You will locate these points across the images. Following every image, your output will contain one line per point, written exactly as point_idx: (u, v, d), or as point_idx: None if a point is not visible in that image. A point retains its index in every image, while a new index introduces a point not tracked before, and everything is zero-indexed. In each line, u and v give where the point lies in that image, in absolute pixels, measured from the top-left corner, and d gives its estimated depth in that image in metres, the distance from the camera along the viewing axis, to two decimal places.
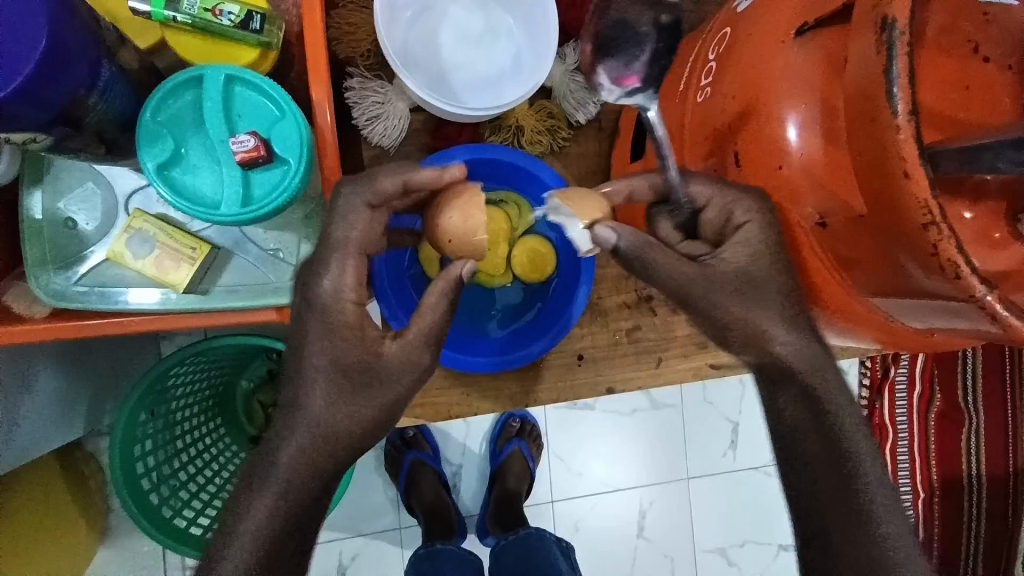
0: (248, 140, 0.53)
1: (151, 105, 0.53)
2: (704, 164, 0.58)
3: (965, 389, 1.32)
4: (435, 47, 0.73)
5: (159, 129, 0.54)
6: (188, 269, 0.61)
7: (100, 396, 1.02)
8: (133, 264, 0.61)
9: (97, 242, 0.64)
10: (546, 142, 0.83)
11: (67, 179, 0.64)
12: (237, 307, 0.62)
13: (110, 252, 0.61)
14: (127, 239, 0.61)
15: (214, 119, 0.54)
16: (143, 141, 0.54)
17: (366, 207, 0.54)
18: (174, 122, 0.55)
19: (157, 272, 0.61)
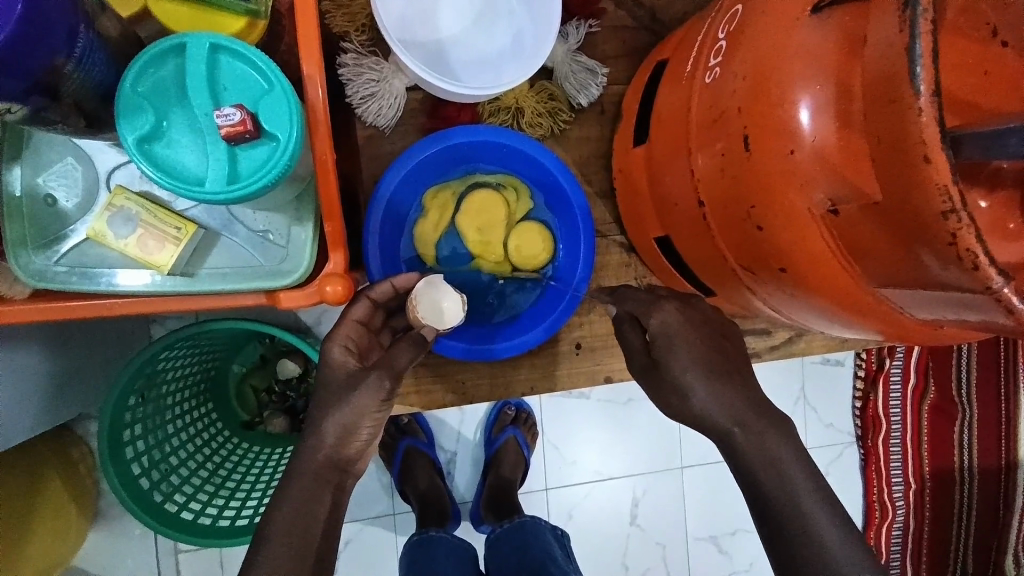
0: (234, 113, 0.50)
1: (132, 75, 0.51)
2: (712, 148, 0.56)
3: (960, 382, 1.32)
4: (433, 23, 0.71)
5: (140, 100, 0.51)
6: (172, 250, 0.59)
7: (89, 379, 0.99)
8: (116, 244, 0.58)
9: (77, 220, 0.61)
10: (546, 125, 0.80)
11: (47, 153, 0.60)
12: (225, 290, 0.60)
13: (91, 230, 0.58)
14: (109, 217, 0.58)
15: (198, 90, 0.51)
16: (122, 112, 0.51)
17: (366, 299, 0.66)
18: (155, 94, 0.52)
19: (141, 252, 0.58)
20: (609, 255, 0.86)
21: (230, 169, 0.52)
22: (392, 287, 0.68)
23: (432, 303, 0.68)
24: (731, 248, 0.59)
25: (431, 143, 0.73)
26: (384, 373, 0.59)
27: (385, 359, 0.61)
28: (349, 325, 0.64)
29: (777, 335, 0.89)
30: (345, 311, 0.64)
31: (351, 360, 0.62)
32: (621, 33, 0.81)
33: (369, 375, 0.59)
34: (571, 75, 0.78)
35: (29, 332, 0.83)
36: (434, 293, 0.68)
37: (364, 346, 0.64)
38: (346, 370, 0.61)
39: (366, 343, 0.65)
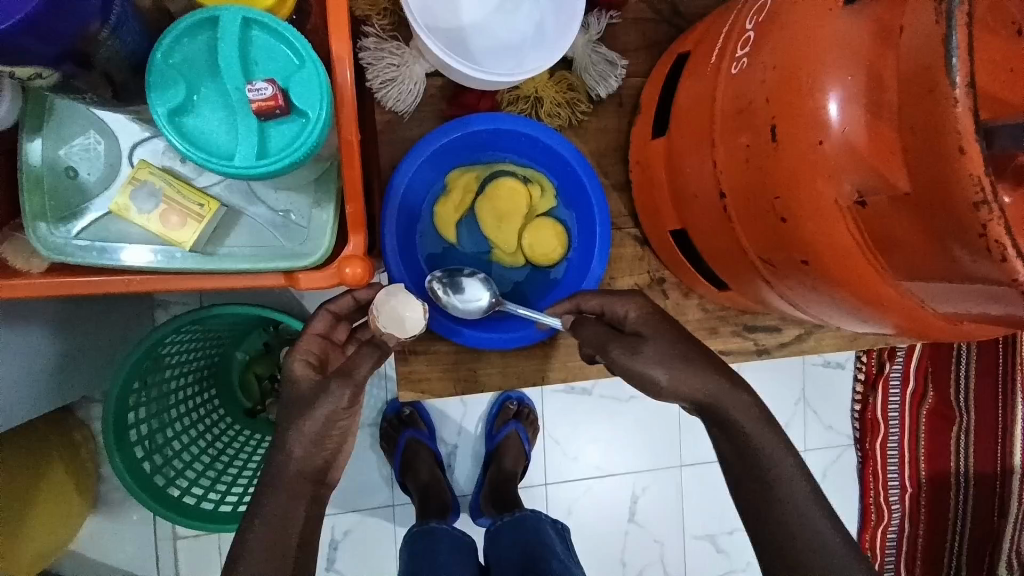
0: (266, 88, 0.50)
1: (164, 46, 0.50)
2: (737, 138, 0.56)
3: (958, 387, 1.33)
4: (457, 9, 0.71)
5: (172, 72, 0.51)
6: (194, 227, 0.58)
7: (93, 363, 0.99)
8: (138, 219, 0.58)
9: (98, 195, 0.60)
10: (565, 116, 0.80)
11: (70, 126, 0.60)
12: (243, 270, 0.59)
13: (113, 205, 0.59)
14: (132, 192, 0.59)
15: (229, 65, 0.51)
16: (154, 83, 0.51)
17: (328, 311, 0.67)
18: (187, 66, 0.52)
19: (163, 228, 0.58)
20: (624, 248, 0.86)
21: (260, 144, 0.52)
22: (353, 300, 0.68)
23: (393, 314, 0.63)
24: (751, 240, 0.59)
25: (449, 130, 0.72)
26: (345, 382, 0.58)
27: (345, 367, 0.59)
28: (310, 339, 0.64)
29: (786, 333, 0.89)
30: (306, 325, 0.65)
31: (313, 372, 0.62)
32: (641, 25, 0.81)
33: (329, 386, 0.58)
34: (592, 67, 0.77)
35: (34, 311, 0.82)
36: (395, 303, 0.63)
37: (327, 358, 0.65)
38: (307, 380, 0.61)
39: (331, 354, 0.66)
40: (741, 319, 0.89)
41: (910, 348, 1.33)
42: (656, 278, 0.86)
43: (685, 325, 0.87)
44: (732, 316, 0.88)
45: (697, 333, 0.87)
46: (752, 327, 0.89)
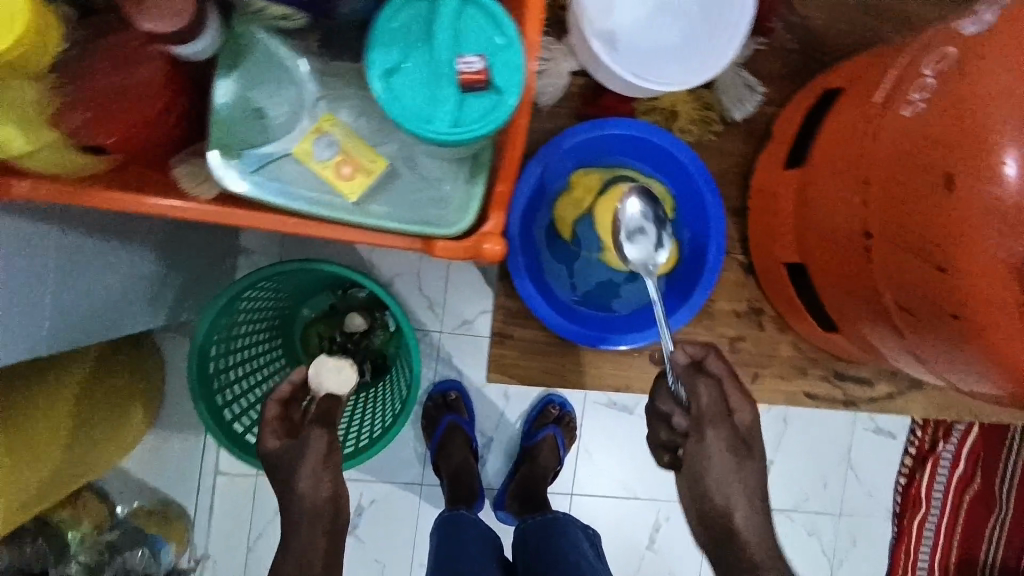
0: (475, 62, 0.46)
1: (388, 8, 0.47)
2: (892, 182, 0.56)
3: (1004, 477, 1.31)
4: (616, 18, 0.73)
5: (389, 33, 0.47)
6: (363, 181, 0.58)
7: (191, 293, 1.03)
8: (316, 166, 0.58)
9: (277, 136, 0.58)
10: (696, 133, 0.81)
11: (259, 67, 0.58)
12: (400, 228, 0.58)
13: (295, 149, 0.58)
14: (314, 140, 0.58)
15: (443, 34, 0.47)
16: (372, 41, 0.47)
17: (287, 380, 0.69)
18: (402, 30, 0.48)
19: (335, 177, 0.58)
20: (729, 271, 0.85)
21: (453, 115, 0.47)
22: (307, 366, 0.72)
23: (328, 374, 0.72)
24: (888, 285, 0.59)
25: (585, 129, 0.75)
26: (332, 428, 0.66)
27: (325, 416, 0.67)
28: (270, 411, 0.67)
29: (878, 388, 0.88)
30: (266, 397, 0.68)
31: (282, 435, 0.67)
32: (784, 56, 0.82)
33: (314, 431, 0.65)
34: (731, 89, 0.78)
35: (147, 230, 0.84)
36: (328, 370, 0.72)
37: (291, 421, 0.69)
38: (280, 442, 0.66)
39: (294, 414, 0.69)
40: (833, 364, 0.87)
41: (965, 430, 1.29)
42: (755, 307, 0.85)
43: (775, 360, 0.87)
44: (823, 361, 0.87)
45: (785, 370, 0.87)
46: (842, 376, 0.88)
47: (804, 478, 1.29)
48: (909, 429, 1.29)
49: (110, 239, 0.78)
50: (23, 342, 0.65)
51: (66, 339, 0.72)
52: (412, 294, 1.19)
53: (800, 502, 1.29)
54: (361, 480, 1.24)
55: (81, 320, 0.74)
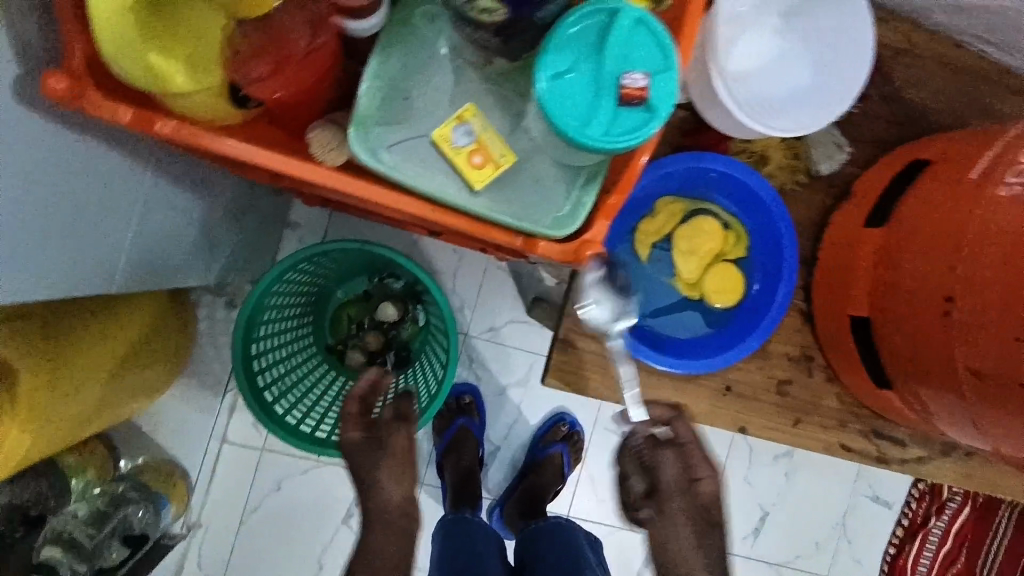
0: (639, 78, 0.49)
1: (569, 15, 0.49)
2: (988, 255, 0.60)
3: (987, 563, 1.31)
4: (731, 58, 0.77)
5: (564, 38, 0.49)
6: (491, 173, 0.60)
7: (241, 254, 1.03)
8: (452, 152, 0.60)
9: (416, 117, 0.61)
10: (781, 179, 0.85)
11: (417, 53, 0.61)
12: (509, 223, 0.58)
13: (436, 133, 0.60)
14: (454, 126, 0.60)
15: (613, 48, 0.49)
16: (547, 44, 0.49)
17: None
18: (576, 38, 0.50)
19: (466, 165, 0.60)
20: (787, 315, 0.88)
21: (608, 124, 0.50)
22: None
23: None
24: (964, 348, 0.62)
25: (684, 159, 0.79)
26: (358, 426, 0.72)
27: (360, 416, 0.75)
28: None
29: (911, 451, 0.90)
30: None
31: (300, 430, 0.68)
32: (875, 123, 0.84)
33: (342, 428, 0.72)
34: (823, 145, 0.82)
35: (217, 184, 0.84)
36: None
37: None
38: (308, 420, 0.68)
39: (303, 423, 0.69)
40: (873, 421, 0.90)
41: (958, 507, 1.30)
42: (807, 354, 0.88)
43: (819, 409, 0.89)
44: (865, 417, 0.89)
45: (827, 420, 0.89)
46: (881, 434, 0.90)
47: (795, 534, 1.30)
48: (905, 501, 1.30)
49: (183, 189, 0.77)
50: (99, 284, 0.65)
51: (134, 282, 0.72)
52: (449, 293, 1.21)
53: (792, 559, 1.30)
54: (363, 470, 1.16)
55: (148, 262, 0.73)
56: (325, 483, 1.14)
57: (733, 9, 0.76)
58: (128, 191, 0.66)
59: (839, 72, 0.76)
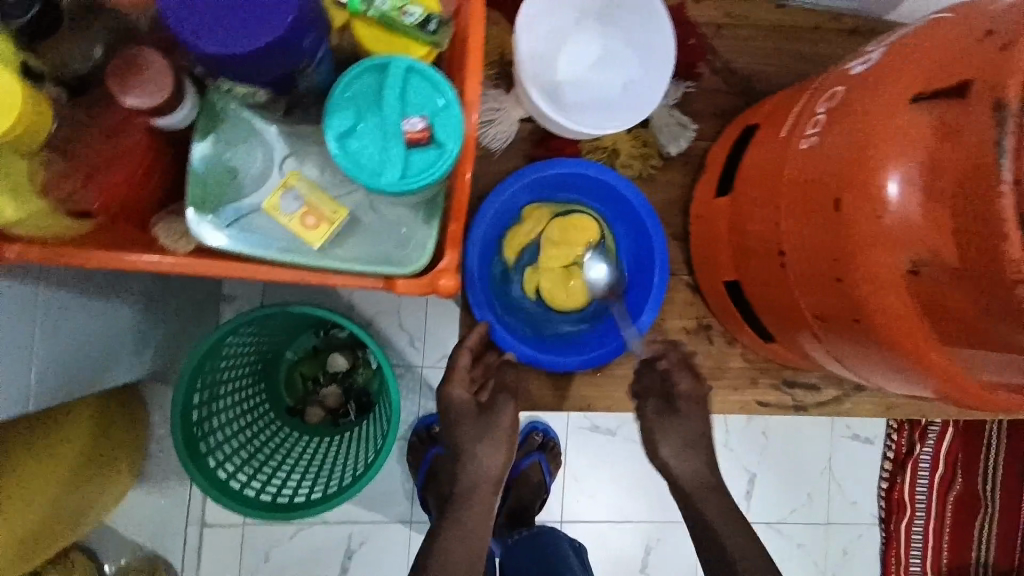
0: (417, 121, 0.54)
1: (343, 80, 0.54)
2: (801, 208, 0.62)
3: (986, 477, 1.32)
4: (556, 67, 0.82)
5: (344, 102, 0.54)
6: (326, 230, 0.63)
7: (169, 341, 1.05)
8: (284, 219, 0.63)
9: (250, 193, 0.64)
10: (637, 168, 0.89)
11: (233, 133, 0.64)
12: (361, 269, 0.64)
13: (265, 204, 0.63)
14: (281, 194, 0.64)
15: (392, 100, 0.54)
16: (329, 110, 0.54)
17: None
18: (356, 99, 0.55)
19: (301, 228, 0.63)
20: (677, 291, 0.93)
21: (403, 168, 0.54)
22: None
23: None
24: (807, 296, 0.65)
25: (537, 170, 0.82)
26: None
27: None
28: None
29: (826, 392, 0.94)
30: None
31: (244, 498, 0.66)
32: (715, 96, 0.89)
33: None
34: (666, 128, 0.87)
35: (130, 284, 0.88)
36: None
37: None
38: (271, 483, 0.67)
39: None
40: (782, 373, 0.94)
41: (941, 430, 1.30)
42: (704, 323, 0.93)
43: (728, 372, 0.93)
44: (773, 370, 0.93)
45: (738, 380, 0.93)
46: (792, 383, 0.94)
47: (786, 490, 1.28)
48: (886, 434, 1.31)
49: (92, 296, 0.81)
50: (14, 403, 0.67)
51: (54, 395, 0.73)
52: (393, 332, 1.19)
53: (788, 515, 1.28)
54: (350, 519, 1.19)
55: (66, 372, 0.75)
56: (321, 537, 1.19)
57: (545, 21, 0.80)
58: (19, 308, 0.67)
59: (657, 51, 0.79)
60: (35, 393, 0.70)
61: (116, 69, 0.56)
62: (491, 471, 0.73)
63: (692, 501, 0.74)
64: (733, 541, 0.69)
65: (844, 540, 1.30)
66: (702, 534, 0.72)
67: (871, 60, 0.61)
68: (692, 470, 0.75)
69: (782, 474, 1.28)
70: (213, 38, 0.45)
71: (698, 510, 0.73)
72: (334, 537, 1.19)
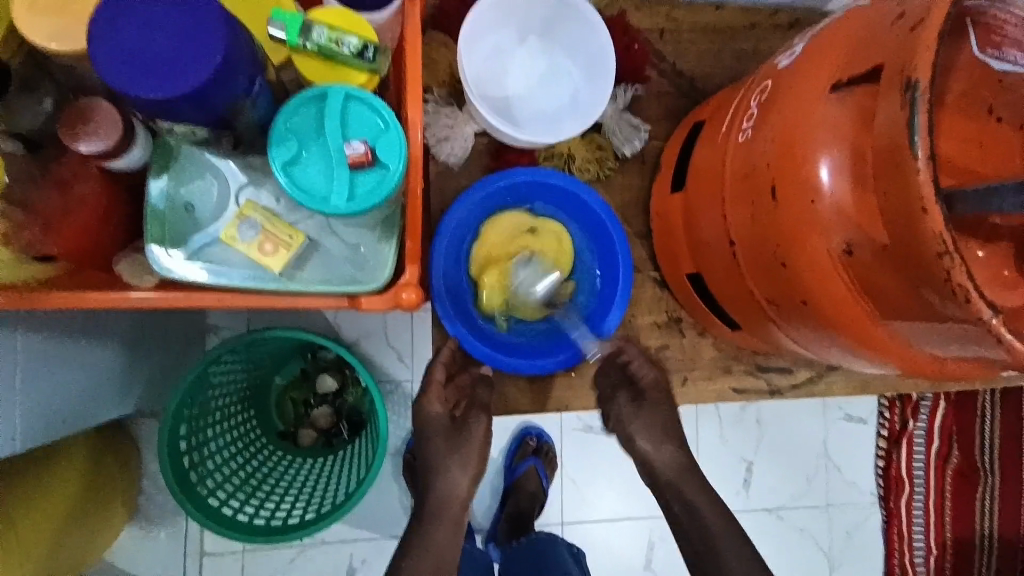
0: (359, 145, 0.56)
1: (284, 112, 0.56)
2: (746, 197, 0.64)
3: (982, 447, 1.31)
4: (504, 82, 0.85)
5: (288, 133, 0.57)
6: (284, 255, 0.65)
7: (155, 376, 1.05)
8: (243, 248, 0.65)
9: (209, 225, 0.66)
10: (594, 171, 0.91)
11: (190, 169, 0.66)
12: (321, 291, 0.65)
13: (223, 235, 0.65)
14: (238, 225, 0.65)
15: (332, 128, 0.57)
16: (273, 142, 0.56)
17: None
18: (300, 130, 0.57)
19: (260, 255, 0.65)
20: (644, 288, 0.95)
21: (349, 190, 0.57)
22: None
23: None
24: (760, 282, 0.67)
25: (492, 182, 0.84)
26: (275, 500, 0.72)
27: None
28: None
29: (799, 375, 0.96)
30: None
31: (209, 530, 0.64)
32: (663, 97, 0.93)
33: None
34: (618, 131, 0.89)
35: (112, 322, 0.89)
36: None
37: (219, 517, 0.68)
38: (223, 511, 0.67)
39: None
40: (755, 360, 0.96)
41: (934, 404, 1.30)
42: (675, 317, 0.94)
43: (702, 363, 0.95)
44: (746, 356, 0.95)
45: (712, 370, 0.95)
46: (765, 369, 0.96)
47: (784, 476, 1.28)
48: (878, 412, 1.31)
49: (70, 335, 0.81)
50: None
51: (35, 435, 0.73)
52: (380, 349, 1.20)
53: (788, 501, 1.29)
54: (350, 539, 1.20)
55: (47, 409, 0.75)
56: (322, 558, 1.19)
57: (487, 39, 0.84)
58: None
59: (595, 56, 0.83)
60: (18, 435, 0.70)
61: (66, 119, 0.58)
62: (466, 477, 0.76)
63: (675, 488, 0.74)
64: (709, 523, 0.71)
65: (845, 521, 1.30)
66: (687, 520, 0.72)
67: (795, 53, 0.64)
68: (672, 455, 0.76)
69: (777, 459, 1.28)
70: (157, 86, 0.47)
71: (685, 496, 0.73)
72: (335, 558, 1.19)
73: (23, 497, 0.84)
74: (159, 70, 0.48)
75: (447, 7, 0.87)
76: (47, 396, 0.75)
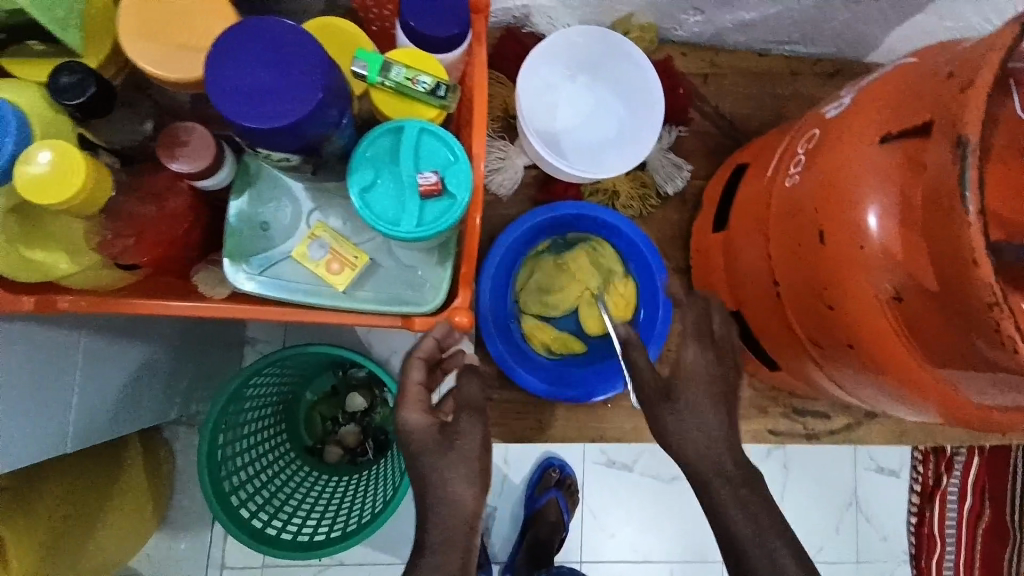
0: (431, 175, 0.60)
1: (363, 142, 0.61)
2: (791, 237, 0.66)
3: (1014, 506, 1.27)
4: (552, 115, 0.90)
5: (365, 161, 0.61)
6: (349, 274, 0.69)
7: (194, 385, 1.08)
8: (311, 265, 0.69)
9: (281, 242, 0.70)
10: (637, 207, 0.95)
11: (267, 189, 0.71)
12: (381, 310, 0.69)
13: (294, 252, 0.69)
14: (309, 244, 0.70)
15: (406, 158, 0.61)
16: (352, 169, 0.61)
17: None
18: (376, 158, 0.62)
19: (326, 273, 0.69)
20: (681, 322, 0.96)
21: (418, 216, 0.61)
22: None
23: None
24: (803, 321, 0.69)
25: (542, 213, 0.88)
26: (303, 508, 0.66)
27: None
28: None
29: (836, 420, 0.96)
30: None
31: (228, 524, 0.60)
32: (705, 140, 0.97)
33: None
34: (662, 169, 0.93)
35: (163, 329, 0.92)
36: None
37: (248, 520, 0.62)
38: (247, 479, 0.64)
39: None
40: (791, 401, 0.96)
41: (967, 459, 1.26)
42: None
43: (736, 401, 0.96)
44: (782, 397, 0.96)
45: (746, 409, 0.96)
46: (800, 411, 0.97)
47: (811, 525, 1.25)
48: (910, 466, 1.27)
49: (126, 340, 0.84)
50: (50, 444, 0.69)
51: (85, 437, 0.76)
52: None
53: (816, 552, 1.25)
54: (371, 560, 1.20)
55: (96, 412, 0.78)
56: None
57: (538, 75, 0.88)
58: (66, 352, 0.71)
59: (641, 96, 0.88)
60: (71, 429, 0.74)
61: (163, 140, 0.64)
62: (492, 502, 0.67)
63: None
64: None
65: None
66: None
67: (844, 103, 0.67)
68: None
69: (806, 507, 1.25)
70: (260, 118, 0.53)
71: None
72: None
73: (23, 509, 0.82)
74: (265, 104, 0.53)
75: (504, 48, 0.93)
76: (96, 399, 0.78)
